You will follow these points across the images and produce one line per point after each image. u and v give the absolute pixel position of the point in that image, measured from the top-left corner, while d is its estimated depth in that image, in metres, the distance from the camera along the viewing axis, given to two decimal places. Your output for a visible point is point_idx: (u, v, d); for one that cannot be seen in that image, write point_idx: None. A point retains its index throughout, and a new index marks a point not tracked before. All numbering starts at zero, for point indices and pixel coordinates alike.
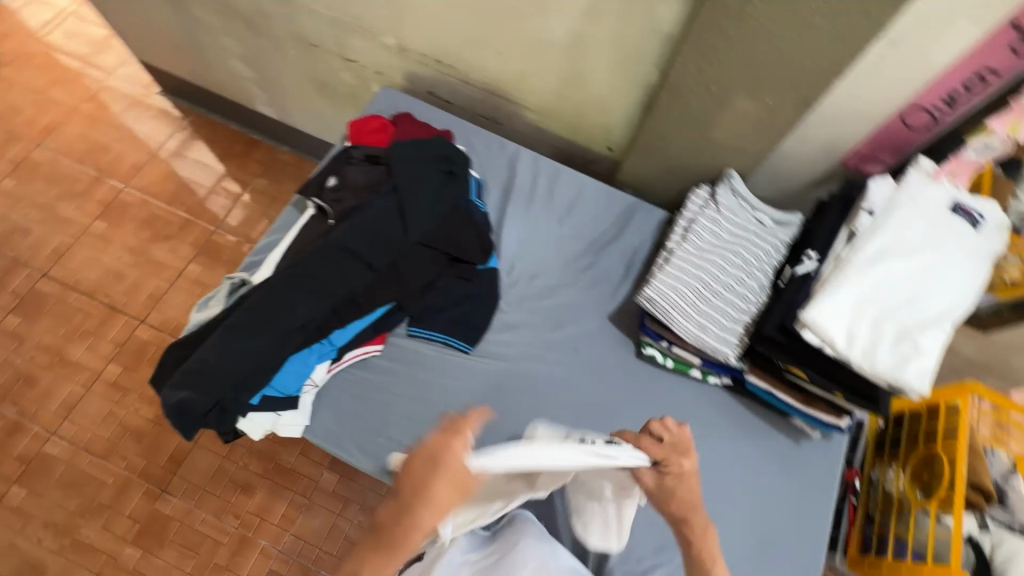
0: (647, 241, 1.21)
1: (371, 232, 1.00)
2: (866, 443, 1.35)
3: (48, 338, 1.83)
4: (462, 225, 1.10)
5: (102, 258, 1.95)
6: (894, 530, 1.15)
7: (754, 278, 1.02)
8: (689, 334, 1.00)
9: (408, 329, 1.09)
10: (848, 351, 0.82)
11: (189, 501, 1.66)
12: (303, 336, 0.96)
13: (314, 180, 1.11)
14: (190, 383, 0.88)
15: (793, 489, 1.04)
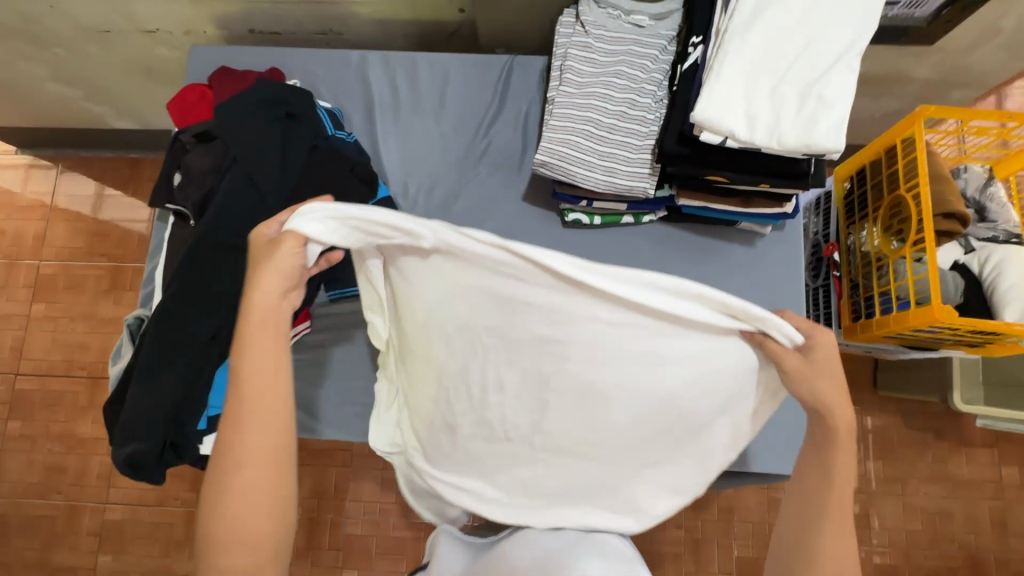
0: (535, 100, 1.08)
1: (234, 217, 0.91)
2: (837, 213, 1.27)
3: (54, 426, 1.87)
4: (330, 167, 0.99)
5: (60, 335, 1.93)
6: (878, 287, 1.11)
7: (647, 93, 0.90)
8: (599, 184, 0.91)
9: (328, 294, 1.02)
10: (754, 136, 0.71)
11: None
12: (221, 346, 0.92)
13: (160, 185, 1.00)
14: (131, 437, 0.86)
15: (760, 290, 1.01)
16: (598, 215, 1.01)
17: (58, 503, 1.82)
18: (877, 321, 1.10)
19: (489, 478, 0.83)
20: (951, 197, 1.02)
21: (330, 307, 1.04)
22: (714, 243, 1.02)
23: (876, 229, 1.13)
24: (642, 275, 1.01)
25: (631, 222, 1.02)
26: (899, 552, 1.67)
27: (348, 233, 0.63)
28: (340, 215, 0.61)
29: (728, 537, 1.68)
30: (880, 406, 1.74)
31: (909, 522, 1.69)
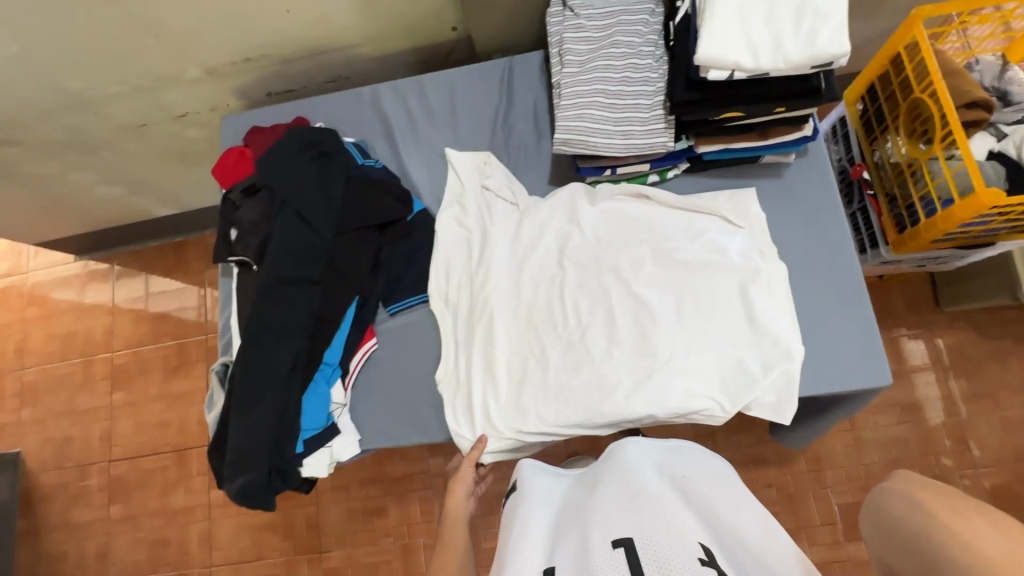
0: (540, 90, 1.14)
1: (291, 253, 0.99)
2: (856, 134, 1.27)
3: (152, 503, 1.97)
4: (366, 192, 1.07)
5: (142, 417, 2.05)
6: (917, 193, 1.11)
7: (646, 55, 0.95)
8: (619, 149, 0.95)
9: (388, 309, 1.09)
10: (759, 62, 0.75)
11: (345, 546, 1.82)
12: (302, 374, 0.98)
13: (220, 243, 1.09)
14: (239, 470, 0.92)
15: (799, 216, 1.01)
16: (623, 182, 1.06)
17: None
18: (923, 226, 1.09)
19: (580, 377, 0.98)
20: (969, 86, 1.02)
21: (392, 321, 1.09)
22: (741, 181, 1.04)
23: (900, 137, 1.13)
24: (679, 227, 1.03)
25: (657, 180, 1.06)
26: (1009, 468, 1.59)
27: (494, 174, 1.11)
28: (481, 165, 1.12)
29: (823, 488, 1.63)
30: (947, 323, 1.69)
31: (1010, 437, 1.61)
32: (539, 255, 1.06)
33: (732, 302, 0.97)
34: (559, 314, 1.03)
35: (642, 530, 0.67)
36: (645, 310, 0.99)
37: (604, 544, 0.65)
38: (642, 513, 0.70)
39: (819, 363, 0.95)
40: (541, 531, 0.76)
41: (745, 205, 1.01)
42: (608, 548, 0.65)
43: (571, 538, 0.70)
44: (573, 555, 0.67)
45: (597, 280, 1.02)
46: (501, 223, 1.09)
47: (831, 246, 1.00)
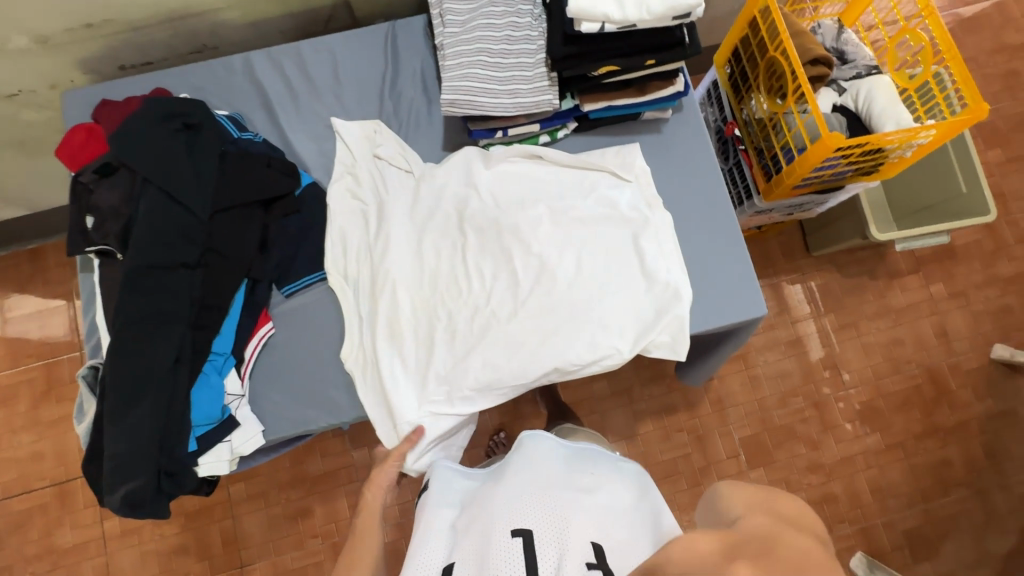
0: (426, 55, 1.11)
1: (161, 237, 0.89)
2: (727, 94, 1.38)
3: (31, 547, 1.73)
4: (245, 166, 0.99)
5: (7, 453, 1.78)
6: (778, 143, 1.23)
7: (526, 13, 0.96)
8: (507, 108, 0.95)
9: (283, 291, 1.03)
10: (626, 13, 0.78)
11: (268, 555, 1.72)
12: (187, 366, 0.89)
13: (74, 233, 0.96)
14: (121, 479, 0.83)
15: (680, 167, 1.09)
16: (516, 143, 1.07)
17: None
18: (786, 173, 1.21)
19: (488, 337, 0.99)
20: (812, 44, 1.14)
21: (289, 302, 1.03)
22: (626, 138, 1.09)
23: (761, 94, 1.24)
24: (573, 185, 1.06)
25: (548, 140, 1.08)
26: (871, 386, 1.84)
27: (385, 142, 1.07)
28: (371, 134, 1.08)
29: (726, 426, 1.80)
30: (816, 266, 1.91)
31: (871, 359, 1.86)
32: (439, 222, 1.05)
33: (628, 251, 1.03)
34: (464, 279, 1.02)
35: (541, 523, 0.76)
36: (546, 268, 1.02)
37: (503, 538, 0.74)
38: (545, 505, 0.78)
39: (706, 301, 1.03)
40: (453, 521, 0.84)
41: (632, 159, 1.07)
42: (506, 541, 0.74)
43: (477, 529, 0.78)
44: (475, 547, 0.76)
45: (499, 243, 1.03)
46: (396, 192, 1.06)
47: (710, 194, 1.08)
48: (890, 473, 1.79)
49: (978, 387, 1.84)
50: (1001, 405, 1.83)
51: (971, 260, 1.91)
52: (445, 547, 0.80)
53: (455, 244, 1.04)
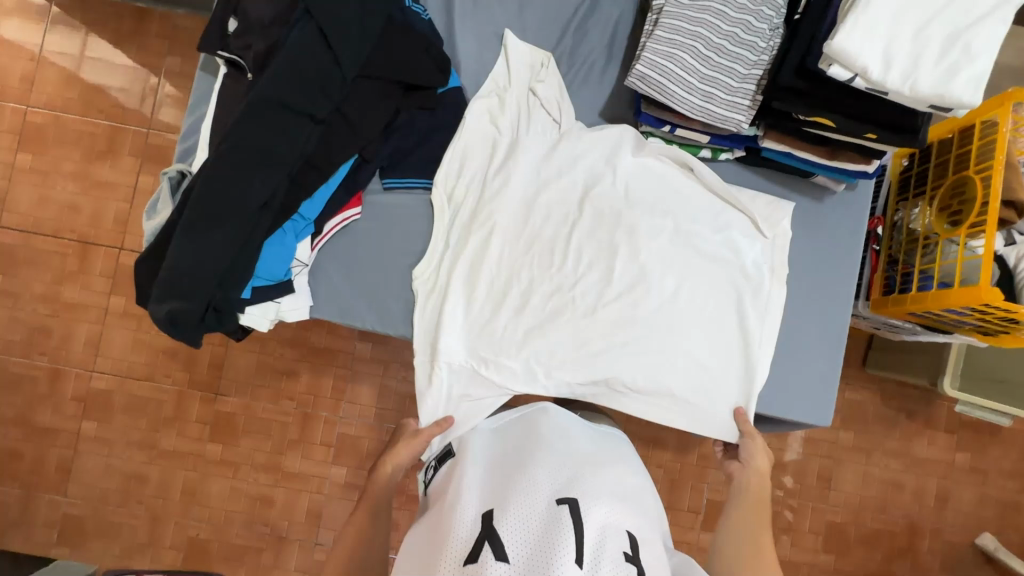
0: (629, 8, 1.00)
1: (299, 78, 0.83)
2: (889, 187, 1.26)
3: (39, 287, 1.77)
4: (404, 42, 0.91)
5: (48, 192, 1.79)
6: (920, 265, 1.13)
7: (763, 18, 0.85)
8: (693, 109, 0.86)
9: (383, 182, 0.98)
10: (887, 78, 0.68)
11: (244, 396, 1.77)
12: (272, 216, 0.86)
13: (212, 29, 0.90)
14: (172, 295, 0.82)
15: (820, 246, 1.01)
16: (675, 144, 0.98)
17: (41, 364, 1.76)
18: (911, 297, 1.13)
19: (556, 321, 0.95)
20: (1017, 185, 1.03)
21: (383, 196, 0.99)
22: (783, 191, 1.00)
23: (931, 207, 1.14)
24: (709, 215, 0.97)
25: (708, 157, 0.99)
26: (851, 513, 1.82)
27: (546, 80, 0.98)
28: (536, 63, 0.98)
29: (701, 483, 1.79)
30: (863, 382, 1.84)
31: (864, 489, 1.84)
32: (562, 187, 0.97)
33: (731, 306, 0.96)
34: (560, 254, 0.96)
35: (583, 496, 0.75)
36: (644, 282, 0.95)
37: (549, 502, 0.72)
38: (587, 486, 0.77)
39: (775, 385, 0.99)
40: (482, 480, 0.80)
41: (780, 216, 0.97)
42: (552, 505, 0.72)
43: (517, 488, 0.75)
44: (519, 504, 0.73)
45: (611, 233, 0.96)
46: (534, 137, 0.98)
47: (834, 287, 1.00)
48: None
49: (948, 561, 1.83)
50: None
51: (1010, 447, 1.84)
52: (479, 499, 0.76)
53: (567, 216, 0.97)
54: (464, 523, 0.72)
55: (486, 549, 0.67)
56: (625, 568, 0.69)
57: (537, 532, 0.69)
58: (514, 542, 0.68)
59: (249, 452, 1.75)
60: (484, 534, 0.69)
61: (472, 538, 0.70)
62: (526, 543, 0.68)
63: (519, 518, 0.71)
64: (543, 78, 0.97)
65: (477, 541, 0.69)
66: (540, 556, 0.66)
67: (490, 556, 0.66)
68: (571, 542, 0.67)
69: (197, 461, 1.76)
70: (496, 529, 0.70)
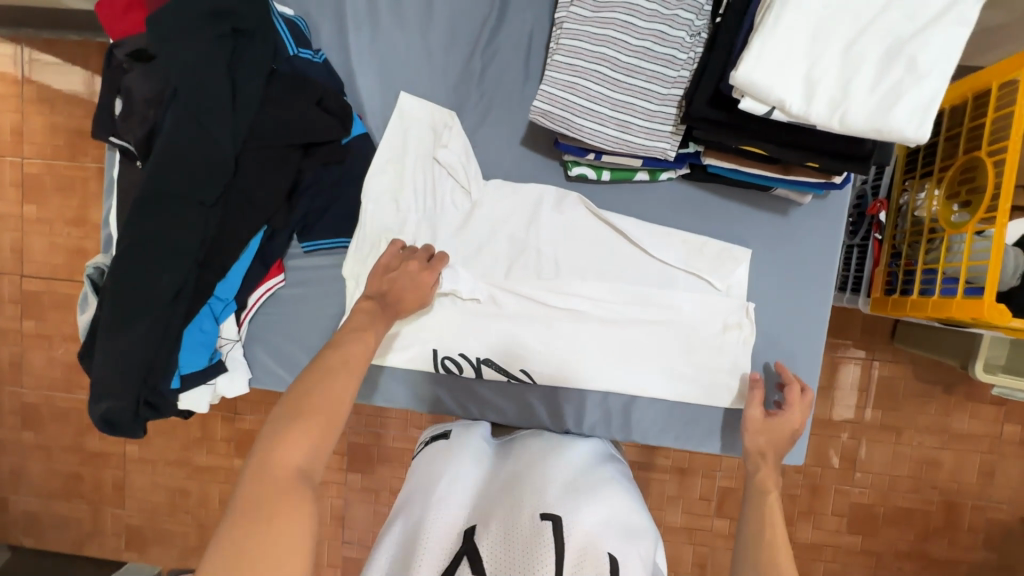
0: (542, 16, 0.87)
1: (180, 164, 0.79)
2: (895, 163, 1.07)
3: (67, 328, 1.92)
4: (290, 99, 0.84)
5: (56, 238, 1.89)
6: (923, 262, 0.97)
7: (680, 23, 0.71)
8: (608, 143, 0.74)
9: (301, 246, 0.94)
10: (810, 110, 0.54)
11: (259, 414, 1.87)
12: (185, 305, 0.85)
13: (101, 113, 0.87)
14: (103, 395, 0.84)
15: (788, 267, 0.88)
16: (606, 170, 0.86)
17: (82, 398, 1.93)
18: (912, 301, 0.98)
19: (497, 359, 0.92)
20: None
21: (306, 259, 0.96)
22: (740, 210, 0.88)
23: (937, 192, 0.95)
24: (644, 271, 0.89)
25: (646, 179, 0.87)
26: (878, 492, 1.72)
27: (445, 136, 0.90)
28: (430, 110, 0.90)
29: None
30: (890, 356, 1.68)
31: (895, 468, 1.71)
32: (483, 242, 0.91)
33: (674, 368, 0.89)
34: (487, 335, 0.91)
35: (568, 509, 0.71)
36: (579, 339, 0.90)
37: (530, 517, 0.69)
38: (577, 501, 0.73)
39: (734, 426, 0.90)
40: (471, 488, 0.78)
41: (730, 263, 0.87)
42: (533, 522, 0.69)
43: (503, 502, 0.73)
44: (501, 519, 0.70)
45: (543, 303, 0.90)
46: (445, 206, 0.92)
47: (806, 313, 0.89)
48: (850, 572, 1.75)
49: (990, 537, 1.70)
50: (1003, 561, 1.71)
51: None
52: (462, 510, 0.73)
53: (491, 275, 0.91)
54: (443, 536, 0.69)
55: (463, 564, 0.65)
56: None
57: (515, 547, 0.66)
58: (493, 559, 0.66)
59: None
60: (462, 549, 0.67)
61: (450, 551, 0.68)
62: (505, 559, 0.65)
63: (500, 531, 0.68)
64: (440, 131, 0.90)
65: (456, 556, 0.67)
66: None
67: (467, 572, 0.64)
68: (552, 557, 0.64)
69: (229, 475, 1.91)
70: (475, 546, 0.67)
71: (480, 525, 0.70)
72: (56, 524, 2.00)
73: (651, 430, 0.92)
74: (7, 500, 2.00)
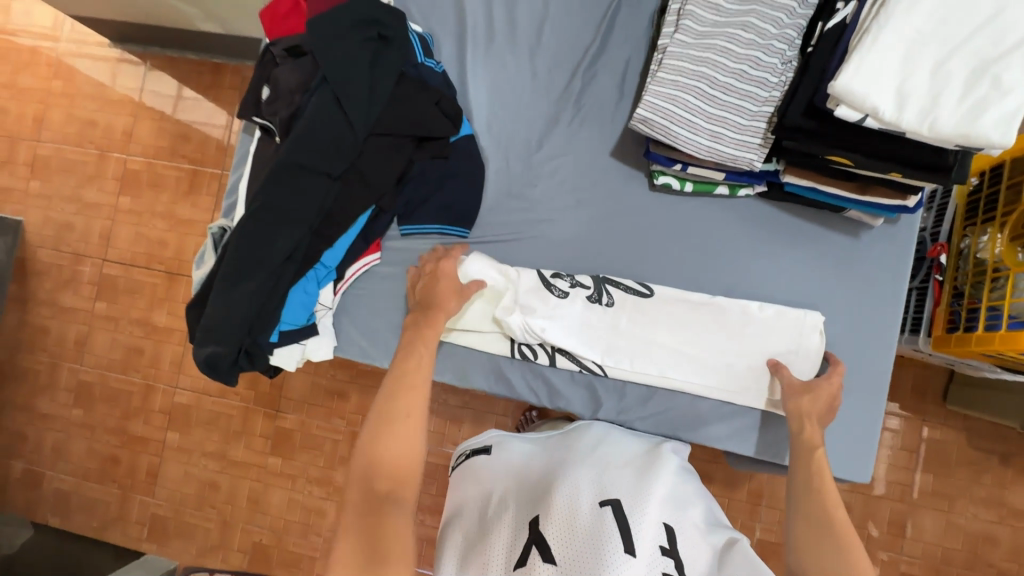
0: (640, 48, 0.99)
1: (316, 139, 0.90)
2: (955, 210, 1.13)
3: (135, 312, 2.02)
4: (416, 97, 0.96)
5: (142, 229, 2.03)
6: (988, 300, 1.00)
7: (773, 53, 0.81)
8: (700, 151, 0.82)
9: (400, 229, 1.04)
10: (902, 117, 0.62)
11: (301, 414, 1.90)
12: (295, 266, 0.93)
13: (249, 97, 1.00)
14: (210, 339, 0.91)
15: (855, 287, 0.93)
16: (689, 182, 0.94)
17: (135, 381, 2.01)
18: (977, 336, 1.00)
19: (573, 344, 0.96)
20: None
21: (401, 241, 1.05)
22: (813, 229, 0.94)
23: (1000, 235, 1.00)
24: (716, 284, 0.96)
25: (726, 193, 0.95)
26: (931, 565, 1.50)
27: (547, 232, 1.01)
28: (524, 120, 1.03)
29: (753, 519, 1.47)
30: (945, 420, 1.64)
31: None
32: (572, 235, 1.00)
33: (741, 372, 0.93)
34: (560, 335, 0.95)
35: (629, 498, 0.75)
36: (655, 338, 0.95)
37: (591, 504, 0.73)
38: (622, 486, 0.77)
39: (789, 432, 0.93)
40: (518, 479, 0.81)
41: (809, 335, 0.91)
42: (594, 509, 0.73)
43: (557, 484, 0.77)
44: (561, 505, 0.73)
45: (618, 303, 0.96)
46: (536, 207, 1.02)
47: (877, 330, 0.92)
48: None
49: None
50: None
51: None
52: (516, 505, 0.76)
53: (574, 266, 1.00)
54: (507, 539, 0.73)
55: (532, 554, 0.69)
56: (663, 563, 0.70)
57: (579, 533, 0.70)
58: (562, 545, 0.69)
59: (304, 466, 1.88)
60: (530, 540, 0.70)
61: (519, 545, 0.71)
62: (572, 546, 0.69)
63: (561, 517, 0.72)
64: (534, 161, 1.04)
65: (526, 546, 0.70)
66: (590, 555, 0.68)
67: (538, 560, 0.68)
68: (620, 539, 0.69)
69: (261, 473, 1.92)
70: (544, 535, 0.70)
71: (542, 514, 0.73)
72: (84, 505, 2.01)
73: (713, 433, 0.94)
74: (42, 476, 2.04)
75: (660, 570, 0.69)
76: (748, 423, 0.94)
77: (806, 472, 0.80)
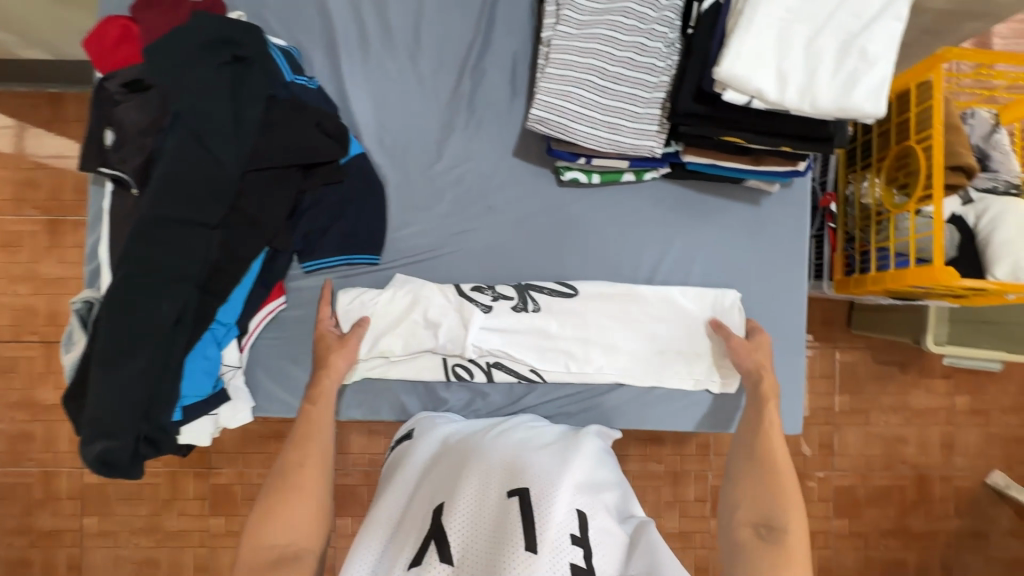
0: (526, 39, 0.95)
1: (179, 185, 0.78)
2: (837, 159, 1.20)
3: (14, 395, 1.65)
4: (293, 121, 0.86)
5: (2, 298, 1.63)
6: (876, 242, 1.08)
7: (656, 36, 0.80)
8: (601, 145, 0.80)
9: (302, 266, 0.95)
10: (784, 97, 0.63)
11: (236, 466, 1.71)
12: (186, 331, 0.82)
13: (89, 145, 0.85)
14: (99, 434, 0.78)
15: (763, 253, 0.97)
16: (596, 173, 0.92)
17: (31, 471, 1.68)
18: (872, 277, 1.07)
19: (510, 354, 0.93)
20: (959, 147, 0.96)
21: (306, 279, 0.97)
22: (721, 203, 0.96)
23: (879, 180, 1.08)
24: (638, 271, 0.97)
25: (632, 179, 0.94)
26: (860, 474, 1.56)
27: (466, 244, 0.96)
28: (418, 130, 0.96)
29: (705, 468, 1.45)
30: None
31: None
32: (491, 244, 0.96)
33: (674, 352, 0.95)
34: (496, 344, 0.93)
35: (539, 484, 0.68)
36: (589, 335, 0.94)
37: (497, 495, 0.67)
38: (536, 472, 0.70)
39: (724, 400, 0.97)
40: (437, 469, 0.76)
41: (730, 308, 0.94)
42: (501, 499, 0.67)
43: (469, 473, 0.71)
44: (470, 492, 0.68)
45: (546, 307, 0.95)
46: (448, 219, 0.96)
47: (793, 288, 0.96)
48: None
49: None
50: (996, 554, 1.52)
51: None
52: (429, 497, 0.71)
53: (500, 275, 0.96)
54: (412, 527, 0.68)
55: (431, 549, 0.64)
56: (571, 552, 0.62)
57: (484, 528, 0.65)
58: (463, 541, 0.64)
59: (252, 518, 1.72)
60: (431, 532, 0.66)
61: (420, 537, 0.67)
62: (473, 543, 0.64)
63: (467, 512, 0.66)
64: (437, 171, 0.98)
65: (425, 540, 0.66)
66: (492, 551, 0.62)
67: (435, 557, 0.63)
68: (522, 535, 0.62)
69: (204, 538, 1.72)
70: (445, 526, 0.66)
71: (450, 503, 0.68)
72: None
73: (657, 416, 0.96)
74: None
75: (566, 563, 0.61)
76: (686, 402, 0.96)
77: (761, 414, 0.86)
